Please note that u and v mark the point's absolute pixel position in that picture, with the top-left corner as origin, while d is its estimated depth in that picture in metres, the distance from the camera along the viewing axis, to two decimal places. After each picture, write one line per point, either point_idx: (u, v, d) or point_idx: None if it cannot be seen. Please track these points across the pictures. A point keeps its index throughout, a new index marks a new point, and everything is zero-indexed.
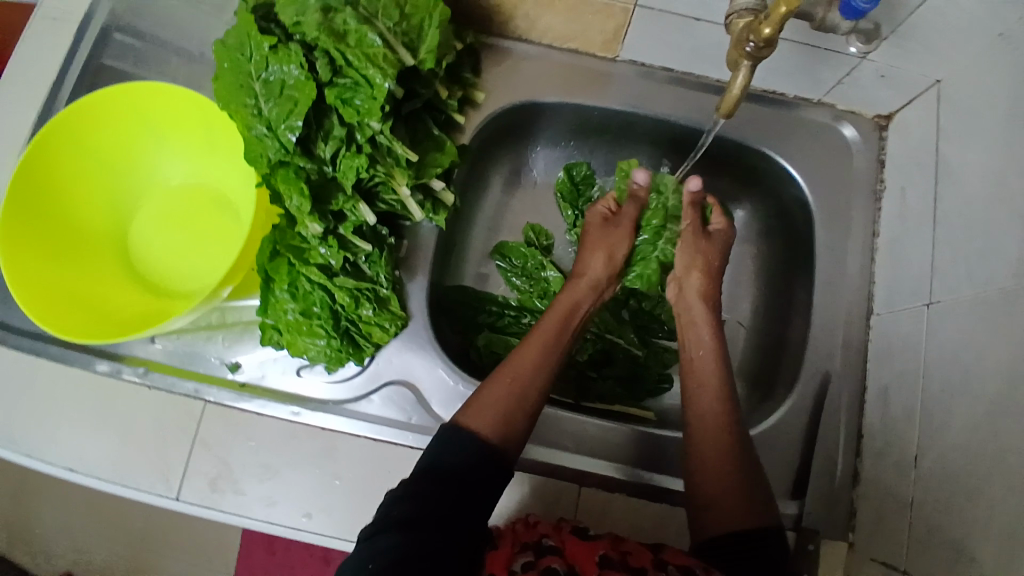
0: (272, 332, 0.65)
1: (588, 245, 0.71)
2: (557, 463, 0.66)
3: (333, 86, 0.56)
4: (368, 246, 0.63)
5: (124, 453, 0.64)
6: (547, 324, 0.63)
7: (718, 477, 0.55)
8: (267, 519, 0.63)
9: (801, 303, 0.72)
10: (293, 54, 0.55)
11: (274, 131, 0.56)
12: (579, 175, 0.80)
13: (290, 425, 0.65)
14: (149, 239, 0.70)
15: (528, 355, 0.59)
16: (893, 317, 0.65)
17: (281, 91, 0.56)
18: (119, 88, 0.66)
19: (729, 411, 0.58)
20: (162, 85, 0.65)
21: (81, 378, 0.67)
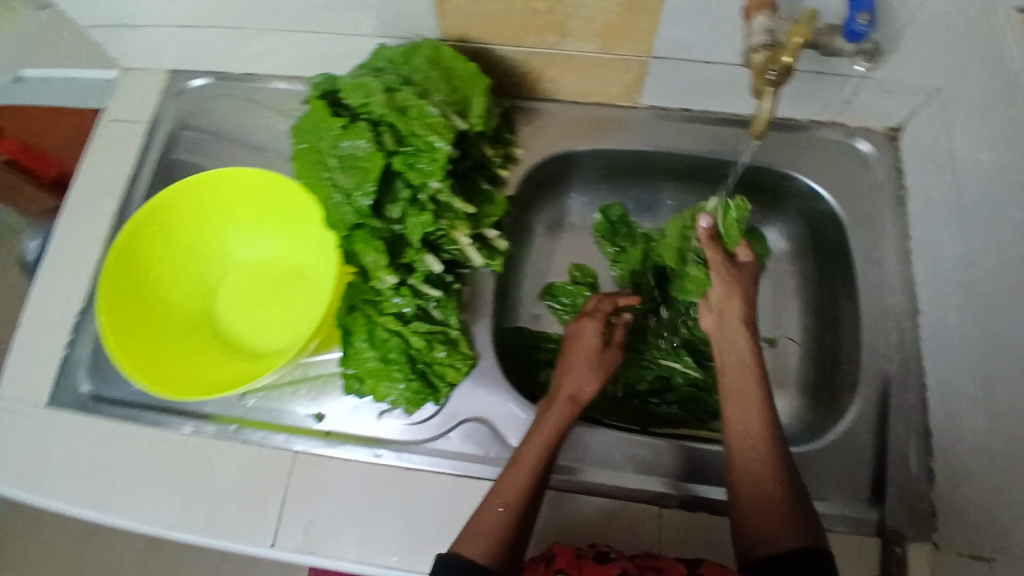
0: (353, 380, 0.70)
1: (567, 364, 0.69)
2: (629, 486, 0.69)
3: (398, 154, 0.63)
4: (437, 293, 0.69)
5: (222, 507, 0.69)
6: (542, 426, 0.63)
7: (763, 501, 0.56)
8: (359, 560, 0.66)
9: (849, 311, 0.74)
10: (362, 130, 0.63)
11: (350, 198, 0.64)
12: (614, 216, 0.86)
13: (374, 467, 0.69)
14: (230, 310, 0.75)
15: (514, 478, 0.59)
16: (939, 312, 0.68)
17: (353, 163, 0.63)
18: (200, 178, 0.73)
19: (770, 441, 0.58)
20: (238, 170, 0.73)
21: (177, 440, 0.72)
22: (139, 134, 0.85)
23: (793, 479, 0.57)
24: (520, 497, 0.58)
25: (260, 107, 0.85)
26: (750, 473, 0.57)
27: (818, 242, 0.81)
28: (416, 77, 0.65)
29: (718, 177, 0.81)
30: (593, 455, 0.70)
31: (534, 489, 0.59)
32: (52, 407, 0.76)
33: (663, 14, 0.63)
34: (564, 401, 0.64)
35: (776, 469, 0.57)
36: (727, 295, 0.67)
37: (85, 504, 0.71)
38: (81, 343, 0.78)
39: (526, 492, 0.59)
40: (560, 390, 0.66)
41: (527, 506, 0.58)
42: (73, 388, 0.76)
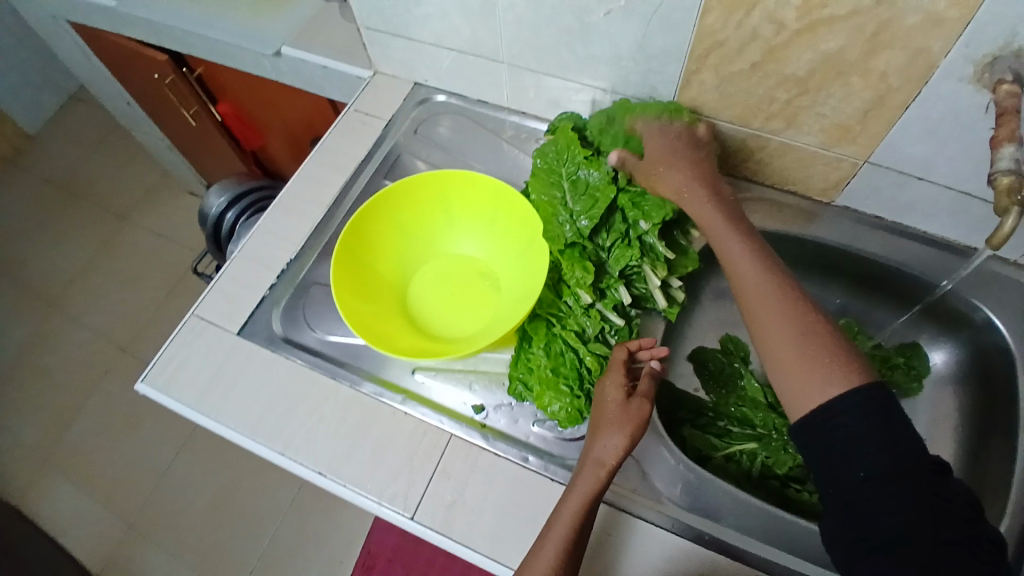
0: (518, 382, 0.74)
1: (595, 426, 0.69)
2: (764, 557, 0.68)
3: (625, 192, 0.72)
4: (621, 322, 0.74)
5: (372, 467, 0.73)
6: (570, 500, 0.65)
7: (790, 333, 0.58)
8: (491, 554, 0.69)
9: (1007, 443, 0.73)
10: (603, 164, 0.72)
11: (574, 218, 0.71)
12: None
13: (522, 470, 0.72)
14: (425, 291, 0.83)
15: (540, 558, 0.62)
16: None
17: (586, 189, 0.71)
18: (438, 174, 0.83)
19: (776, 273, 0.62)
20: (472, 174, 0.82)
21: (348, 395, 0.78)
22: (376, 129, 0.96)
23: (803, 294, 0.61)
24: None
25: (485, 130, 0.96)
26: (775, 336, 0.59)
27: (982, 372, 0.80)
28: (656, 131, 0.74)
29: (892, 283, 0.84)
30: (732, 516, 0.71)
31: (567, 567, 0.62)
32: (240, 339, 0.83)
33: (897, 124, 0.69)
34: (589, 465, 0.66)
35: (789, 304, 0.60)
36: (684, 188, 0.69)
37: (250, 432, 0.77)
38: (280, 289, 0.86)
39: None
40: (588, 452, 0.67)
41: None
42: (266, 325, 0.83)
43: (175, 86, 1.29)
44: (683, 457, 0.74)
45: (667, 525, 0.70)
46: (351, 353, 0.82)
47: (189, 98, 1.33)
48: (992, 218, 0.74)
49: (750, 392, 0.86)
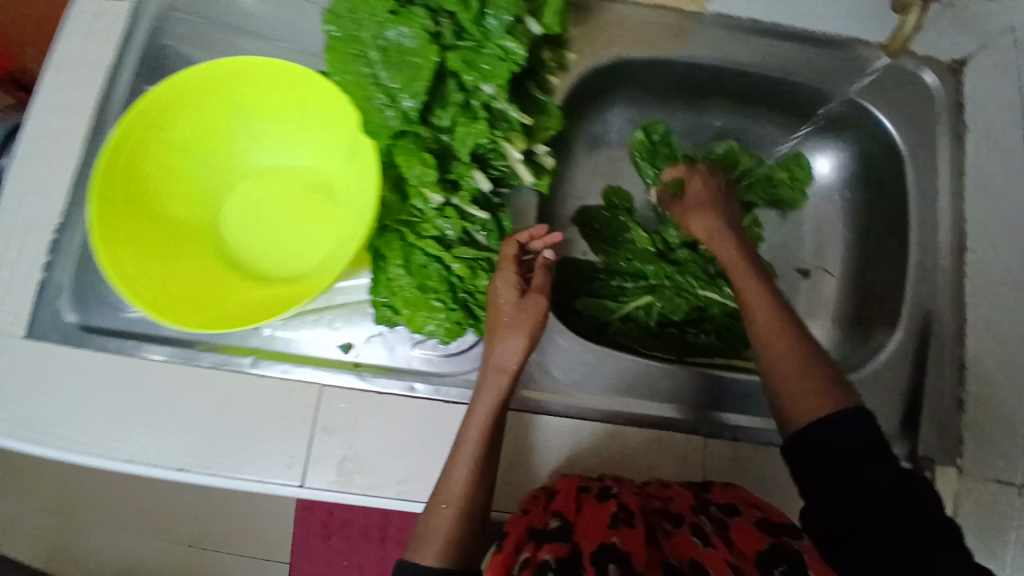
0: (385, 309, 0.64)
1: (489, 330, 0.61)
2: (671, 417, 0.67)
3: (455, 50, 0.55)
4: (484, 215, 0.62)
5: (243, 446, 0.64)
6: (477, 412, 0.59)
7: (790, 365, 0.59)
8: (398, 497, 0.63)
9: (896, 248, 0.73)
10: (415, 16, 0.53)
11: (396, 100, 0.55)
12: (656, 136, 0.80)
13: (411, 402, 0.65)
14: (243, 224, 0.67)
15: (453, 476, 0.57)
16: (994, 252, 0.66)
17: (402, 58, 0.54)
18: (207, 68, 0.61)
19: (778, 306, 0.62)
20: (254, 60, 0.61)
21: (190, 373, 0.65)
22: (122, 17, 0.71)
23: (807, 348, 0.60)
24: (464, 495, 0.57)
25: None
26: (773, 343, 0.60)
27: (870, 177, 0.78)
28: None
29: (773, 97, 0.76)
30: (638, 386, 0.69)
31: (481, 479, 0.58)
32: (29, 341, 0.65)
33: None
34: (490, 371, 0.59)
35: (795, 358, 0.59)
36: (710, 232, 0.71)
37: (79, 449, 0.63)
38: (60, 265, 0.67)
39: (468, 490, 0.57)
40: (487, 359, 0.60)
41: (474, 498, 0.57)
42: (57, 319, 0.66)
43: None
44: (575, 336, 0.70)
45: (572, 413, 0.67)
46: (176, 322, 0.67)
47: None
48: None
49: (639, 245, 0.79)
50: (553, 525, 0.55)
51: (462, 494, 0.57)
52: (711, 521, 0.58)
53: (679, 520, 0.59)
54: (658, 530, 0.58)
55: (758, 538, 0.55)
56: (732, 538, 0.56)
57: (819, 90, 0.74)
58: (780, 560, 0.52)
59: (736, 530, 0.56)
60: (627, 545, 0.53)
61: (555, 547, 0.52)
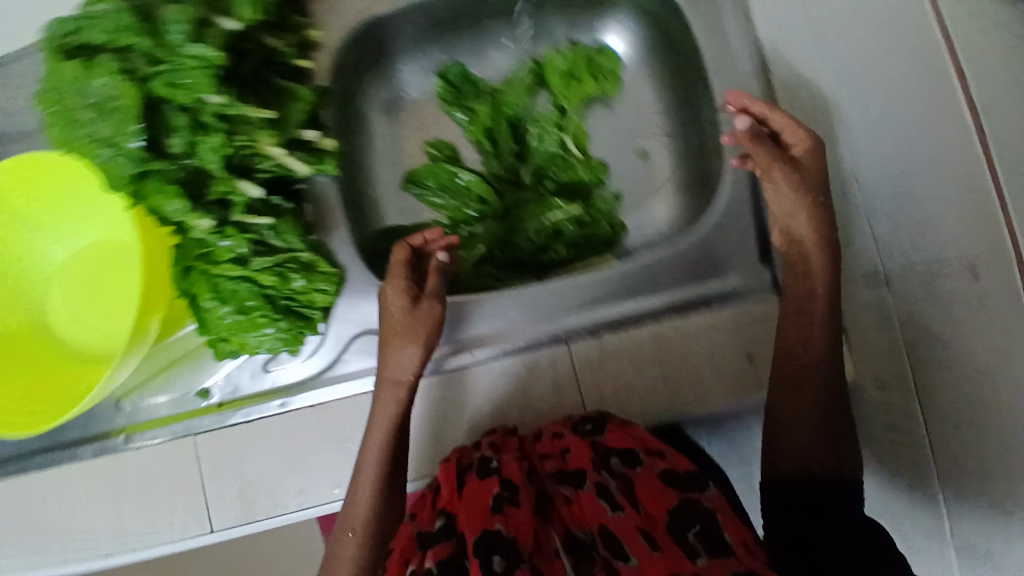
0: (223, 344, 0.64)
1: (383, 340, 0.62)
2: (533, 338, 0.65)
3: (156, 75, 0.54)
4: (265, 220, 0.61)
5: (147, 516, 0.64)
6: (376, 435, 0.59)
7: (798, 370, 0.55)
8: (303, 506, 0.63)
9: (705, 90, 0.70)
10: (103, 64, 0.53)
11: (117, 145, 0.54)
12: (455, 77, 0.79)
13: (281, 419, 0.65)
14: (65, 311, 0.66)
15: (358, 504, 0.59)
16: (789, 53, 0.63)
17: (107, 106, 0.53)
18: None
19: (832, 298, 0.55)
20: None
21: (71, 470, 0.66)
22: None
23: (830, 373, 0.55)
24: (370, 525, 0.59)
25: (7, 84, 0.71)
26: (793, 318, 0.56)
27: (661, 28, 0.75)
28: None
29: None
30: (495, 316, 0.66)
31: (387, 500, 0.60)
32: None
33: None
34: (387, 386, 0.60)
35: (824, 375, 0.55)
36: (795, 194, 0.56)
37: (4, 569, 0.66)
38: None
39: (377, 517, 0.59)
40: (384, 373, 0.60)
41: (379, 523, 0.59)
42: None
43: None
44: None
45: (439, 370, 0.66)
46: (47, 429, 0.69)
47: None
48: None
49: (473, 188, 0.77)
50: (437, 525, 0.52)
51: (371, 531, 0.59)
52: (614, 475, 0.55)
53: (581, 482, 0.55)
54: (556, 497, 0.55)
55: (668, 494, 0.52)
56: (639, 497, 0.53)
57: None
58: (690, 519, 0.50)
59: (642, 487, 0.54)
60: (513, 529, 0.49)
61: (439, 548, 0.49)
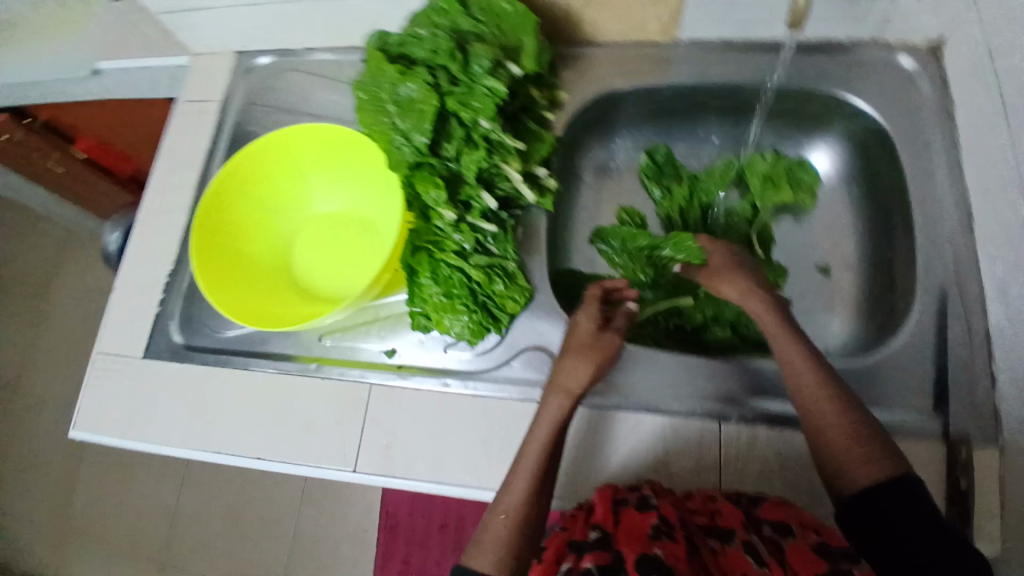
0: (420, 317, 0.74)
1: (562, 352, 0.69)
2: (736, 439, 0.68)
3: (632, 218, 0.88)
4: (493, 227, 0.73)
5: (311, 449, 0.74)
6: (540, 431, 0.63)
7: (841, 432, 0.57)
8: (436, 479, 0.70)
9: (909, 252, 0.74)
10: None
11: None
12: (628, 218, 0.88)
13: (443, 393, 0.73)
14: (302, 256, 0.81)
15: (512, 492, 0.61)
16: (1014, 332, 0.63)
17: None
18: (315, 130, 0.77)
19: (844, 393, 0.59)
20: (329, 128, 0.77)
21: (263, 379, 0.77)
22: (214, 112, 0.93)
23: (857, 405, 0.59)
24: (523, 509, 0.60)
25: (310, 112, 0.91)
26: (808, 388, 0.61)
27: (880, 195, 0.81)
28: (699, 181, 0.88)
29: (760, 102, 0.82)
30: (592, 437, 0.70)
31: (538, 493, 0.61)
32: (107, 353, 0.84)
33: None
34: (556, 391, 0.66)
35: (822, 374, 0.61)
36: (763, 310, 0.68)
37: (116, 430, 0.80)
38: (171, 301, 0.84)
39: (526, 502, 0.60)
40: (554, 379, 0.67)
41: (530, 515, 0.60)
42: (168, 339, 0.82)
43: (25, 141, 1.26)
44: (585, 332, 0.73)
45: (635, 408, 0.70)
46: (183, 324, 0.83)
47: (47, 148, 1.31)
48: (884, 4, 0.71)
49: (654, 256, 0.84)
50: (593, 536, 0.58)
51: (545, 457, 0.62)
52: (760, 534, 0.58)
53: (728, 537, 0.58)
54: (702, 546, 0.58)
55: (817, 561, 0.54)
56: (788, 561, 0.55)
57: (876, 134, 0.78)
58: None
59: (791, 551, 0.56)
60: (670, 559, 0.55)
61: (598, 555, 0.55)
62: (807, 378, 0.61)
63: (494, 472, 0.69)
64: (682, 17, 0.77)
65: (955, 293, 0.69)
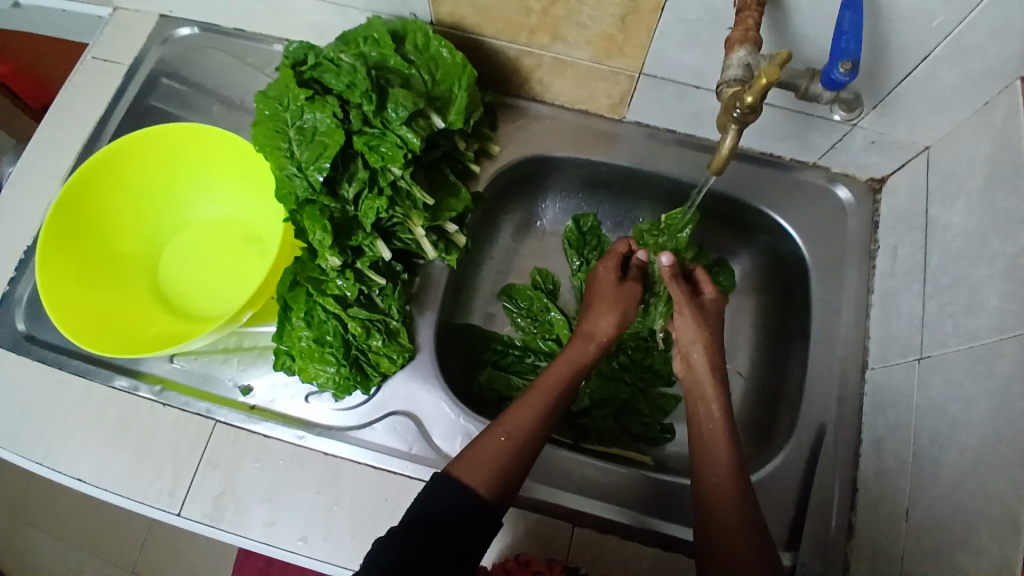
0: (285, 357, 0.67)
1: (591, 303, 0.71)
2: (591, 538, 0.64)
3: (544, 282, 0.84)
4: (383, 280, 0.67)
5: (133, 478, 0.66)
6: (547, 379, 0.63)
7: (722, 522, 0.57)
8: (265, 540, 0.64)
9: (798, 381, 0.72)
10: None
11: None
12: (542, 280, 0.84)
13: (294, 448, 0.67)
14: (174, 263, 0.73)
15: (523, 411, 0.59)
16: (879, 494, 0.62)
17: None
18: (208, 130, 0.70)
19: (740, 488, 0.59)
20: (223, 132, 0.70)
21: (102, 392, 0.70)
22: (117, 75, 0.83)
23: (750, 501, 0.58)
24: (526, 430, 0.58)
25: (224, 99, 0.83)
26: (709, 477, 0.60)
27: (784, 311, 0.78)
28: None
29: (694, 199, 0.79)
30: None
31: (540, 428, 0.58)
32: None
33: (657, 32, 0.60)
34: (582, 336, 0.67)
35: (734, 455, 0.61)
36: (693, 338, 0.69)
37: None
38: (23, 281, 0.76)
39: (530, 430, 0.58)
40: (581, 325, 0.69)
41: (527, 447, 0.57)
42: (8, 325, 0.74)
43: None
44: (465, 409, 0.69)
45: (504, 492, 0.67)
46: (29, 311, 0.75)
47: None
48: (828, 133, 0.69)
49: (556, 327, 0.81)
50: None
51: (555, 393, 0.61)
52: None
53: None
54: None
55: None
56: None
57: (793, 252, 0.76)
58: None
59: None
60: None
61: None
62: (721, 439, 0.62)
63: (331, 545, 0.63)
64: (631, 100, 0.73)
65: (831, 436, 0.67)
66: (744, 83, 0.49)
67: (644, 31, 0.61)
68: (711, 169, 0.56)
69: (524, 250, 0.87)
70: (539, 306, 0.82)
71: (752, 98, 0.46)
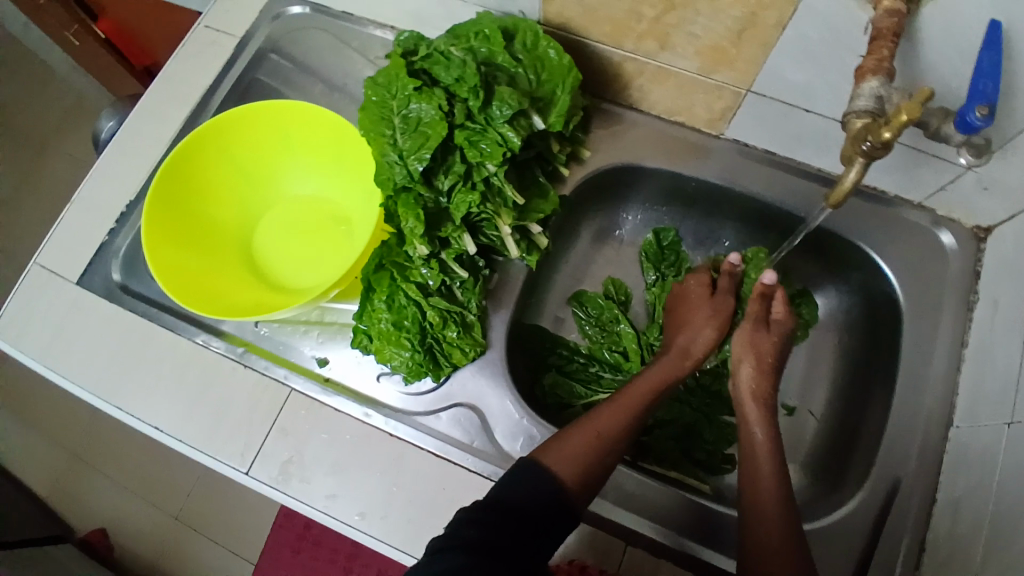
0: (363, 336, 0.69)
1: (684, 321, 0.75)
2: (642, 558, 0.64)
3: (617, 293, 0.84)
4: (464, 273, 0.69)
5: (209, 433, 0.70)
6: (636, 390, 0.65)
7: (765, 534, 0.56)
8: (325, 510, 0.66)
9: (876, 428, 0.69)
10: None
11: None
12: (615, 291, 0.84)
13: (361, 425, 0.69)
14: (269, 237, 0.77)
15: (613, 412, 0.61)
16: (948, 558, 0.59)
17: None
18: (314, 113, 0.73)
19: (787, 501, 0.58)
20: (327, 115, 0.72)
21: (187, 348, 0.74)
22: (231, 48, 0.87)
23: (796, 520, 0.58)
24: (616, 431, 0.59)
25: (325, 78, 0.85)
26: (753, 490, 0.60)
27: (869, 355, 0.75)
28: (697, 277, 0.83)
29: (786, 226, 0.76)
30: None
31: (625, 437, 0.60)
32: (45, 269, 0.80)
33: (773, 48, 0.58)
34: (676, 352, 0.71)
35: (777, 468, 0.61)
36: (741, 360, 0.71)
37: (32, 350, 0.77)
38: (122, 234, 0.81)
39: (617, 432, 0.59)
40: (675, 341, 0.72)
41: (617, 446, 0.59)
42: (105, 275, 0.79)
43: (49, 8, 1.23)
44: (529, 410, 0.69)
45: None
46: (127, 263, 0.80)
47: (67, 19, 1.27)
48: (939, 173, 0.65)
49: (625, 340, 0.81)
50: None
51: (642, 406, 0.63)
52: None
53: None
54: None
55: None
56: None
57: (886, 295, 0.73)
58: None
59: None
60: None
61: None
62: (765, 467, 0.61)
63: (387, 524, 0.65)
64: (733, 116, 0.71)
65: (905, 491, 0.64)
66: (875, 115, 0.48)
67: (757, 46, 0.59)
68: (829, 201, 0.56)
69: (599, 258, 0.87)
70: (609, 317, 0.82)
71: (889, 134, 0.45)
